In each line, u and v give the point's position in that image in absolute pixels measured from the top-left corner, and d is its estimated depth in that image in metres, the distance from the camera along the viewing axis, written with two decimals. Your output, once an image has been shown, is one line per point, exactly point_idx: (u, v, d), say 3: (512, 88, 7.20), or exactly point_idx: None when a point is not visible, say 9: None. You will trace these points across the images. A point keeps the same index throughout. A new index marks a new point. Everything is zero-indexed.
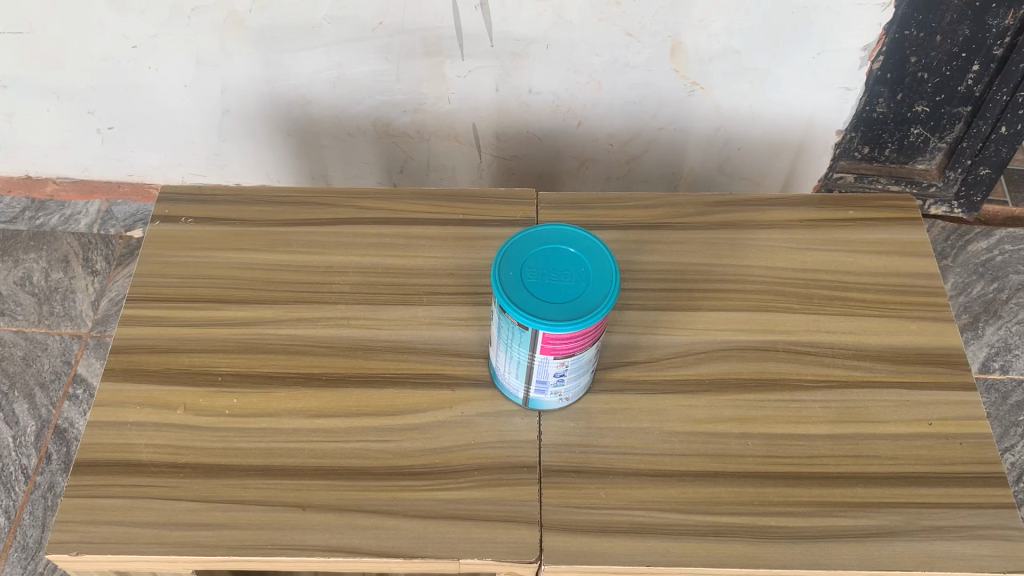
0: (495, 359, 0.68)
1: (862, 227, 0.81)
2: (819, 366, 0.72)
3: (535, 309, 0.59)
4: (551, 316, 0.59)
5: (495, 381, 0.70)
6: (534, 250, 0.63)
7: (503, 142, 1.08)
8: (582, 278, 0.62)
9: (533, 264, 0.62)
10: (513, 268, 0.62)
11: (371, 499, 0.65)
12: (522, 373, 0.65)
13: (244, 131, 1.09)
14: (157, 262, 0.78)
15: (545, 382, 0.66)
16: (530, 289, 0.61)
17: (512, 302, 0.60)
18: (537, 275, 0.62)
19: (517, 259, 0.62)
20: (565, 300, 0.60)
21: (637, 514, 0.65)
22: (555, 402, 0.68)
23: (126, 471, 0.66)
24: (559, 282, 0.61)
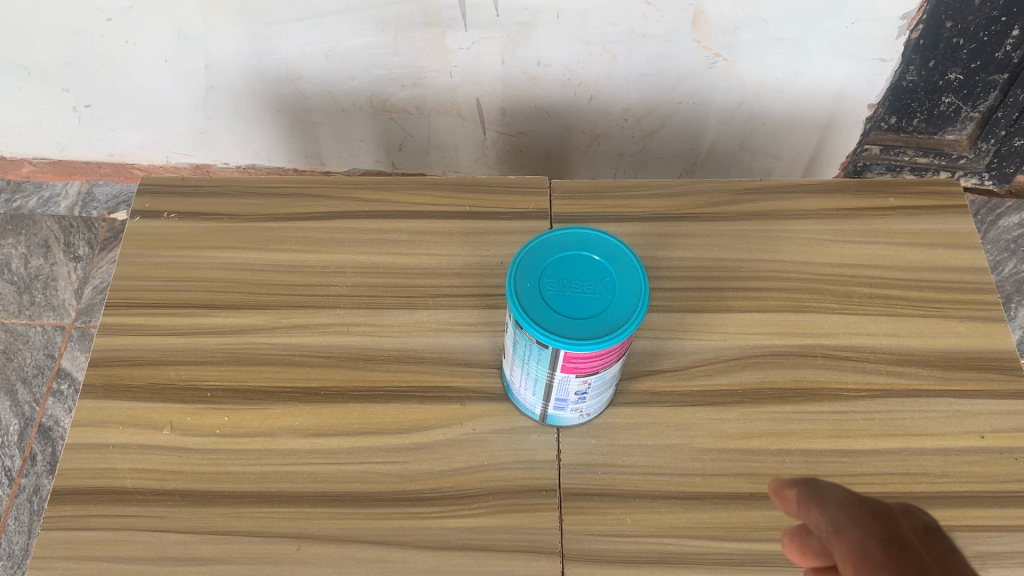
0: (510, 372, 0.62)
1: (902, 216, 0.75)
2: (861, 374, 0.67)
3: (556, 327, 0.53)
4: (575, 335, 0.53)
5: (509, 394, 0.64)
6: (552, 258, 0.57)
7: (509, 118, 1.01)
8: (606, 288, 0.55)
9: (552, 274, 0.56)
10: (529, 279, 0.56)
11: (377, 529, 0.60)
12: (540, 390, 0.60)
13: (232, 108, 1.02)
14: (137, 263, 0.72)
15: (565, 400, 0.60)
16: (550, 303, 0.54)
17: (529, 319, 0.54)
18: (557, 286, 0.55)
19: (535, 268, 0.56)
20: (589, 314, 0.54)
21: (667, 542, 0.59)
22: (575, 418, 0.63)
23: (109, 499, 0.61)
24: (581, 294, 0.55)
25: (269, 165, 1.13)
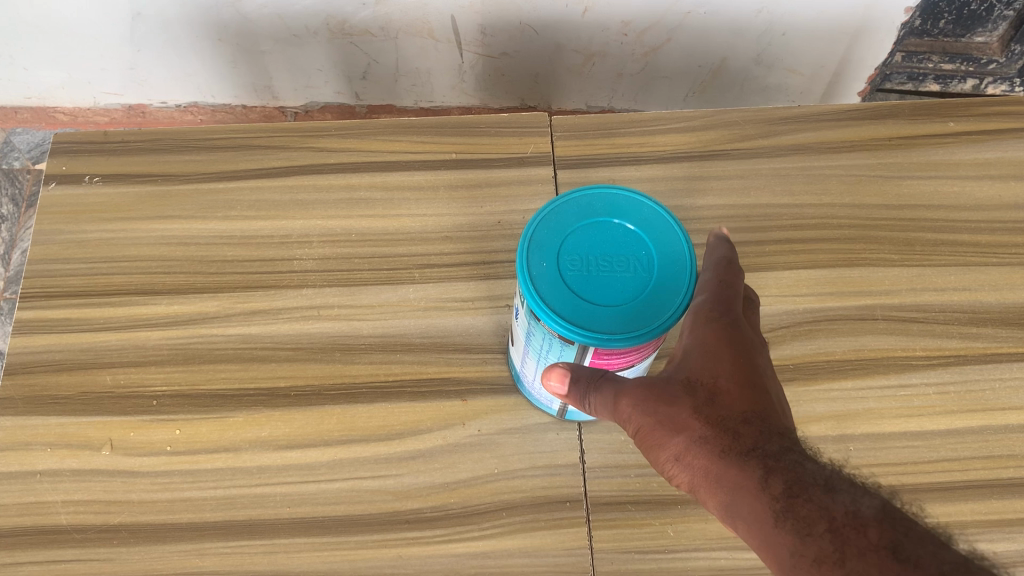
0: (520, 364, 0.51)
1: (964, 143, 0.64)
2: (930, 338, 0.56)
3: (584, 318, 0.41)
4: (608, 327, 0.41)
5: (521, 385, 0.53)
6: (573, 229, 0.44)
7: (490, 37, 0.87)
8: (642, 265, 0.43)
9: (573, 250, 0.44)
10: (546, 257, 0.43)
11: (369, 560, 0.49)
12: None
13: (163, 37, 0.87)
14: (57, 240, 0.59)
15: None
16: (574, 287, 0.42)
17: (549, 309, 0.41)
18: (581, 265, 0.43)
19: (550, 243, 0.44)
20: (625, 298, 0.42)
21: (717, 556, 0.50)
22: None
23: (38, 542, 0.49)
24: (611, 274, 0.43)
25: (213, 102, 0.99)
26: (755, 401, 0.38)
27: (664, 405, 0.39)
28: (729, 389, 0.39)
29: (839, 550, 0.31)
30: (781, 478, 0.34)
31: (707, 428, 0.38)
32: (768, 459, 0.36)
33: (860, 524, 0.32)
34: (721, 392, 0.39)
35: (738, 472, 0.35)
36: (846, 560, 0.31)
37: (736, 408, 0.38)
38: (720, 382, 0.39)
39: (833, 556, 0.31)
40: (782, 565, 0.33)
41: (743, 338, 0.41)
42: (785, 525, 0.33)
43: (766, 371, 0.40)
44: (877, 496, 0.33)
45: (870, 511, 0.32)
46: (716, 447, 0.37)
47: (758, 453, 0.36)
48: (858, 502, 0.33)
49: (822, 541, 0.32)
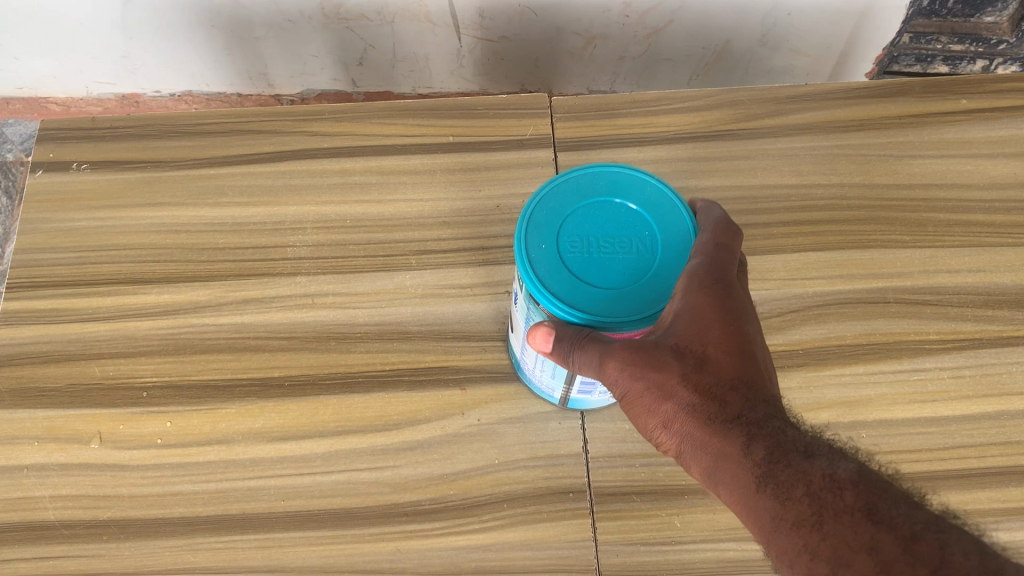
0: (519, 352, 0.49)
1: (977, 121, 0.62)
2: (943, 321, 0.55)
3: (586, 301, 0.39)
4: (612, 311, 0.39)
5: (524, 374, 0.51)
6: (573, 211, 0.43)
7: (488, 20, 0.85)
8: (644, 247, 0.42)
9: (573, 232, 0.42)
10: (545, 240, 0.41)
11: (366, 555, 0.48)
12: (560, 372, 0.46)
13: (156, 24, 0.85)
14: (45, 229, 0.58)
15: (591, 386, 0.47)
16: (575, 269, 0.40)
17: (549, 292, 0.39)
18: (581, 247, 0.41)
19: (549, 225, 0.42)
20: (629, 280, 0.40)
21: (725, 548, 0.48)
22: (604, 401, 0.50)
23: (25, 538, 0.48)
24: (613, 256, 0.41)
25: (208, 90, 0.97)
26: (740, 365, 0.39)
27: (651, 369, 0.39)
28: (719, 356, 0.39)
29: (819, 515, 0.33)
30: (765, 445, 0.36)
31: (694, 394, 0.38)
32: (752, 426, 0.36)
33: (836, 488, 0.34)
34: (708, 356, 0.39)
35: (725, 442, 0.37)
36: (824, 524, 0.33)
37: (721, 372, 0.38)
38: (710, 348, 0.39)
39: (812, 519, 0.33)
40: (763, 528, 0.35)
41: (730, 300, 0.40)
42: (767, 490, 0.35)
43: (751, 332, 0.40)
44: (853, 461, 0.35)
45: (846, 474, 0.34)
46: (702, 414, 0.38)
47: (743, 420, 0.37)
48: (834, 465, 0.35)
49: (802, 505, 0.34)
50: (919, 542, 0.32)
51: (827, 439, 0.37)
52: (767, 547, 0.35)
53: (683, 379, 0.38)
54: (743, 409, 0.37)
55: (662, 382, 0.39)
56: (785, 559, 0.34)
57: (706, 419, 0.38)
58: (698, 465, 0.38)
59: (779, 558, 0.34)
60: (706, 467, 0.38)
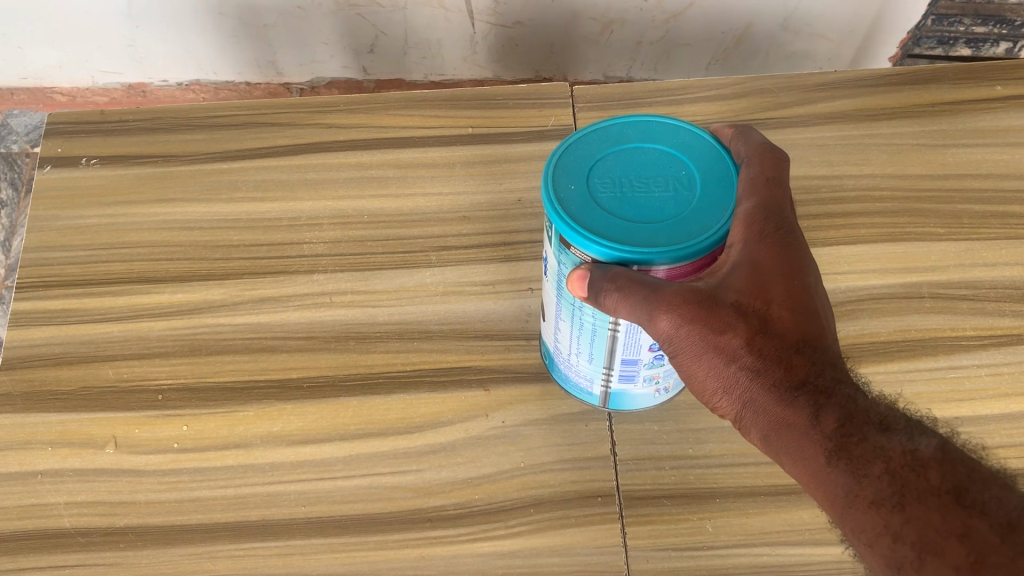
0: (554, 346, 0.48)
1: (1012, 108, 0.60)
2: (980, 316, 0.53)
3: (622, 235, 0.36)
4: (651, 242, 0.36)
5: (560, 371, 0.49)
6: (606, 152, 0.40)
7: (503, 5, 0.83)
8: (685, 182, 0.38)
9: (604, 171, 0.39)
10: (574, 179, 0.38)
11: (389, 562, 0.46)
12: (600, 350, 0.44)
13: (164, 13, 0.84)
14: (55, 227, 0.56)
15: (637, 365, 0.44)
16: (610, 207, 0.37)
17: (583, 227, 0.36)
18: (614, 184, 0.38)
19: (579, 167, 0.39)
20: (669, 214, 0.37)
21: (758, 553, 0.47)
22: (647, 393, 0.48)
23: (40, 546, 0.46)
24: (651, 191, 0.38)
25: (216, 79, 0.95)
26: (805, 325, 0.38)
27: (712, 327, 0.37)
28: (782, 315, 0.38)
29: (900, 494, 0.34)
30: (837, 418, 0.35)
31: (757, 358, 0.37)
32: (821, 395, 0.36)
33: (919, 466, 0.34)
34: (771, 315, 0.38)
35: (795, 410, 0.36)
36: (907, 506, 0.34)
37: (786, 333, 0.37)
38: (773, 307, 0.38)
39: (893, 498, 0.34)
40: (836, 501, 0.35)
41: (791, 250, 0.39)
42: (841, 466, 0.35)
43: (812, 286, 0.39)
44: (933, 435, 0.35)
45: (929, 453, 0.35)
46: (767, 379, 0.37)
47: (810, 388, 0.36)
48: (914, 441, 0.35)
49: (881, 484, 0.34)
50: (1016, 532, 0.32)
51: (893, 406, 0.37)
52: (838, 520, 0.35)
53: (745, 340, 0.37)
54: (810, 375, 0.37)
55: (723, 343, 0.37)
56: (863, 537, 0.34)
57: (771, 384, 0.37)
58: (758, 427, 0.38)
59: (854, 534, 0.35)
60: (769, 432, 0.37)
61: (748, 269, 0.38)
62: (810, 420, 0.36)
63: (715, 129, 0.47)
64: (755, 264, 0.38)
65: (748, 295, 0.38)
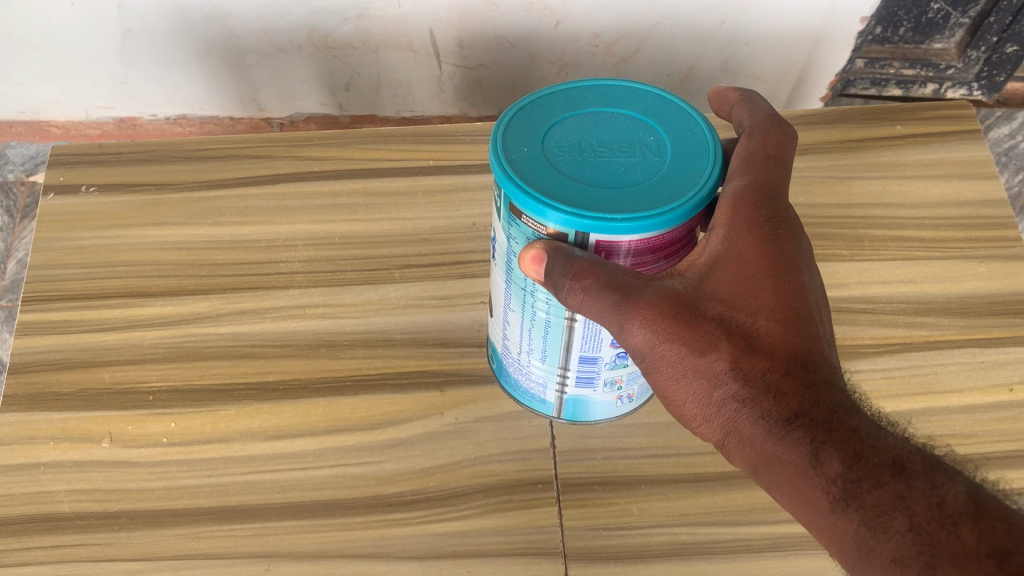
0: (513, 364, 0.54)
1: (907, 146, 0.70)
2: (877, 327, 0.60)
3: (577, 199, 0.41)
4: (607, 209, 0.40)
5: (521, 389, 0.56)
6: (564, 124, 0.45)
7: (467, 49, 0.91)
8: (643, 153, 0.44)
9: (563, 141, 0.44)
10: (529, 146, 0.44)
11: (354, 541, 0.52)
12: (556, 351, 0.49)
13: (156, 53, 0.91)
14: (58, 248, 0.63)
15: (595, 367, 0.50)
16: (567, 173, 0.42)
17: (534, 189, 0.41)
18: (569, 154, 0.43)
19: (536, 136, 0.44)
20: (626, 183, 0.42)
21: (678, 532, 0.53)
22: (605, 399, 0.54)
23: (43, 528, 0.52)
24: (611, 164, 0.43)
25: (202, 113, 1.01)
26: (795, 349, 0.42)
27: (697, 346, 0.42)
28: (769, 334, 0.42)
29: (927, 552, 0.36)
30: (842, 460, 0.39)
31: (750, 386, 0.41)
32: (820, 431, 0.39)
33: (949, 522, 0.36)
34: (759, 331, 0.42)
35: (791, 443, 0.40)
36: (931, 559, 0.36)
37: (775, 357, 0.42)
38: (760, 326, 0.42)
39: (921, 557, 0.36)
40: (847, 548, 0.38)
41: (779, 254, 0.44)
42: (847, 512, 0.38)
43: (803, 294, 0.44)
44: (959, 483, 0.38)
45: (953, 505, 0.37)
46: (760, 408, 0.41)
47: (804, 421, 0.40)
48: (939, 490, 0.37)
49: (903, 538, 0.36)
50: None
51: (907, 443, 0.40)
52: (849, 564, 0.38)
53: (733, 363, 0.42)
54: (805, 407, 0.40)
55: (712, 366, 0.42)
56: None
57: (762, 412, 0.41)
58: (752, 458, 0.42)
59: None
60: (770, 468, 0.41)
61: (732, 272, 0.43)
62: (811, 462, 0.39)
63: (724, 94, 0.55)
64: (740, 273, 0.43)
65: (730, 310, 0.43)
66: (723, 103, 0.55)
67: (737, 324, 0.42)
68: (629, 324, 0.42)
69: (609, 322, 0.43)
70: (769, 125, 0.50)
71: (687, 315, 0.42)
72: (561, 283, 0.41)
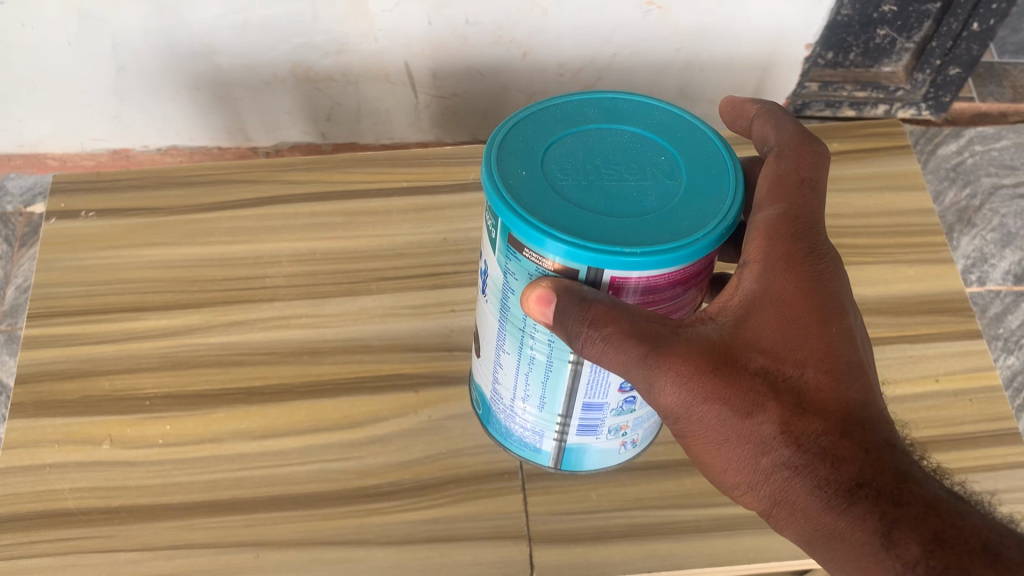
0: (508, 416, 0.56)
1: (843, 161, 0.76)
2: None
3: (585, 229, 0.41)
4: (617, 240, 0.41)
5: (516, 440, 0.57)
6: (566, 146, 0.46)
7: (440, 80, 0.97)
8: (650, 176, 0.45)
9: (566, 164, 0.45)
10: (528, 170, 0.44)
11: (336, 529, 0.57)
12: (558, 397, 0.50)
13: (148, 88, 0.97)
14: (59, 267, 0.68)
15: (599, 414, 0.51)
16: (573, 200, 0.43)
17: (539, 217, 0.42)
18: (575, 178, 0.44)
19: (536, 159, 0.45)
20: (636, 212, 0.43)
21: (634, 515, 0.58)
22: (605, 447, 0.55)
23: (48, 523, 0.56)
24: (620, 188, 0.44)
25: (191, 143, 1.07)
26: (848, 411, 0.42)
27: (742, 404, 0.43)
28: (819, 392, 0.43)
29: None
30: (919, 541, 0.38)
31: (803, 449, 0.42)
32: (889, 505, 0.39)
33: None
34: (807, 388, 0.43)
35: (858, 517, 0.40)
36: None
37: (827, 418, 0.42)
38: (808, 383, 0.43)
39: None
40: None
41: (822, 298, 0.45)
42: None
43: (850, 346, 0.44)
44: None
45: None
46: (817, 477, 0.41)
47: (868, 491, 0.40)
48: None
49: None
50: None
51: (978, 515, 0.40)
52: None
53: (783, 424, 0.42)
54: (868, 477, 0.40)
55: (759, 427, 0.42)
56: None
57: (818, 481, 0.41)
58: (809, 528, 0.41)
59: None
60: (829, 538, 0.41)
61: (774, 318, 0.44)
62: (883, 538, 0.39)
63: (743, 109, 0.57)
64: (780, 321, 0.44)
65: (775, 363, 0.43)
66: (741, 118, 0.57)
67: (783, 379, 0.43)
68: (673, 381, 0.43)
69: (648, 379, 0.43)
70: (800, 142, 0.52)
71: (732, 372, 0.43)
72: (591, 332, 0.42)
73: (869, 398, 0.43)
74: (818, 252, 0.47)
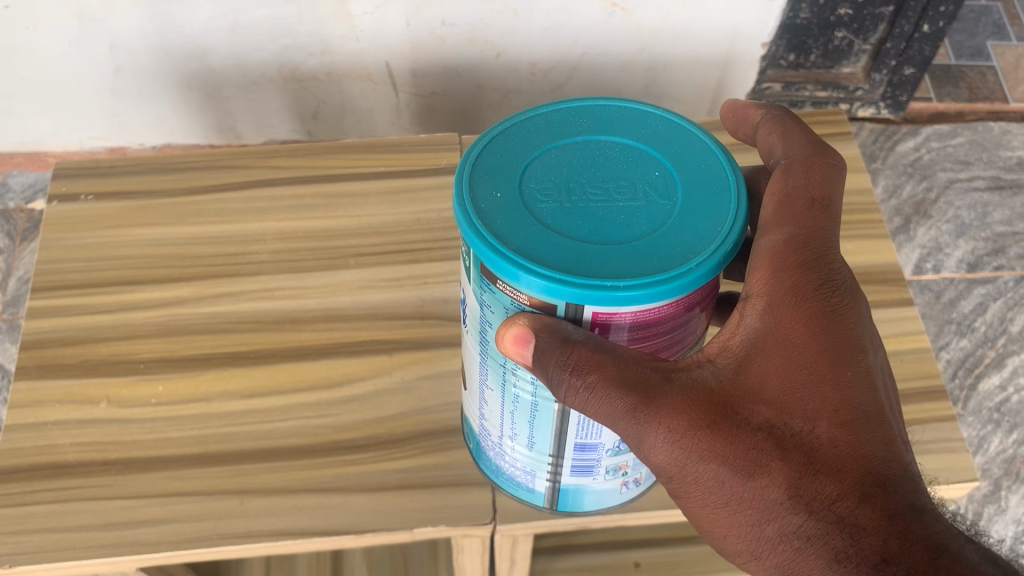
0: (500, 454, 0.55)
1: None
2: None
3: (568, 260, 0.41)
4: (602, 272, 0.40)
5: (510, 478, 0.56)
6: (547, 162, 0.46)
7: (420, 79, 1.03)
8: (640, 194, 0.44)
9: (551, 183, 0.45)
10: (505, 191, 0.44)
11: (315, 477, 0.62)
12: (547, 438, 0.49)
13: (145, 88, 1.03)
14: (60, 245, 0.73)
15: (595, 455, 0.50)
16: (556, 227, 0.42)
17: (516, 247, 0.41)
18: (558, 198, 0.44)
19: (514, 178, 0.45)
20: (624, 239, 0.42)
21: None
22: (604, 488, 0.54)
23: (50, 474, 0.61)
24: (608, 211, 0.43)
25: (185, 142, 1.12)
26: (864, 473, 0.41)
27: (747, 463, 0.42)
28: (829, 450, 0.42)
29: None
30: None
31: (815, 514, 0.41)
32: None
33: None
34: (818, 445, 0.42)
35: None
36: None
37: (841, 480, 0.41)
38: (818, 440, 0.42)
39: None
40: None
41: (829, 341, 0.45)
42: None
43: (862, 397, 0.44)
44: None
45: None
46: (833, 547, 0.40)
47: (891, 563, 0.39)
48: None
49: None
50: None
51: None
52: None
53: (792, 486, 0.41)
54: (889, 548, 0.39)
55: (766, 489, 0.42)
56: None
57: (833, 552, 0.40)
58: None
59: None
60: None
61: (778, 365, 0.44)
62: None
63: (744, 113, 0.57)
64: (785, 369, 0.44)
65: (782, 417, 0.43)
66: (743, 123, 0.57)
67: (789, 434, 0.42)
68: (671, 438, 0.43)
69: (644, 436, 0.43)
70: (811, 155, 0.51)
71: (734, 428, 0.42)
72: (578, 382, 0.42)
73: (888, 454, 0.42)
74: (828, 284, 0.46)
